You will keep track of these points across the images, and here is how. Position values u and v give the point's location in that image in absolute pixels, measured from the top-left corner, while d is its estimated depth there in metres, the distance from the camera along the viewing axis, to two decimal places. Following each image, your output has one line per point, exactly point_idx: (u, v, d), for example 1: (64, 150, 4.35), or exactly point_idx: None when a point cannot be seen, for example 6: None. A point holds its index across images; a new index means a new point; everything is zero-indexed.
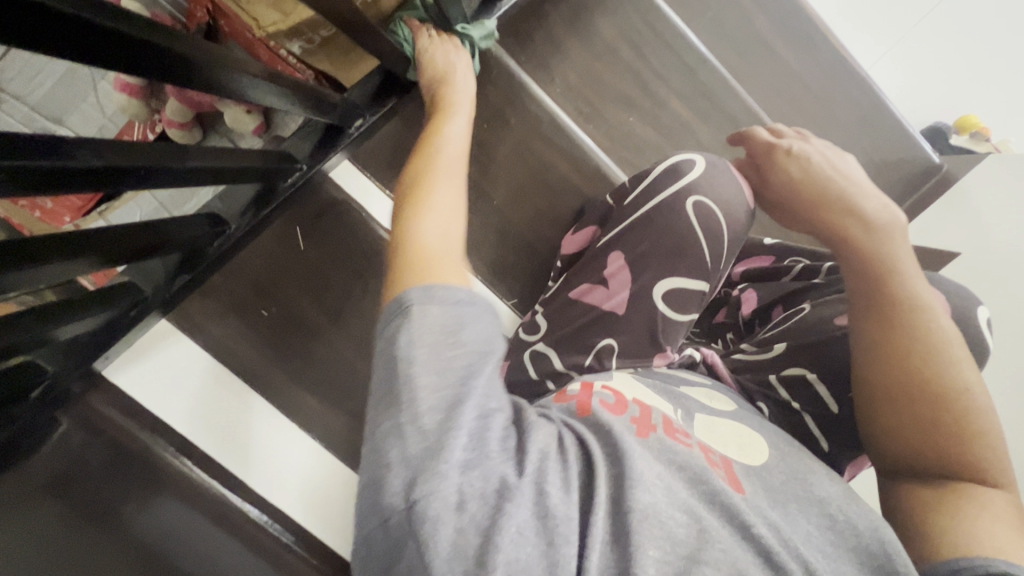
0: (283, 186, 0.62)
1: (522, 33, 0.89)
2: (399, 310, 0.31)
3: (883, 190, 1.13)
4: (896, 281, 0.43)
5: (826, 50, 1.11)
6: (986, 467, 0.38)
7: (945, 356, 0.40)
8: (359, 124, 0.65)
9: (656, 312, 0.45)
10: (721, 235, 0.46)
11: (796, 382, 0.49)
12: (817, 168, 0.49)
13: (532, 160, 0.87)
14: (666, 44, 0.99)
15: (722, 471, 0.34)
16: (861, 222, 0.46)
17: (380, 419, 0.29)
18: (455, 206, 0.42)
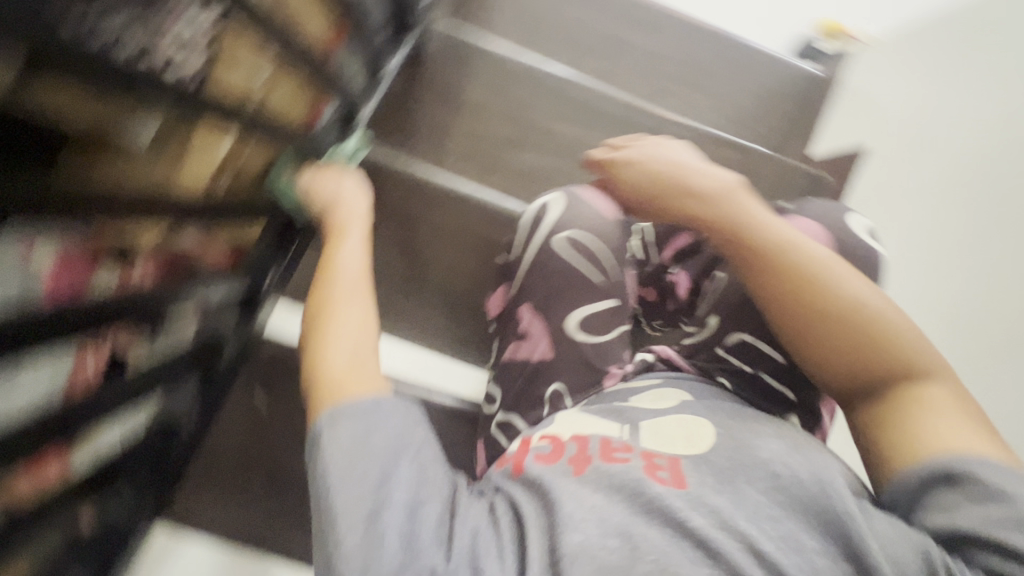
0: (222, 363, 0.65)
1: (404, 134, 0.99)
2: (324, 435, 0.38)
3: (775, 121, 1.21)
4: (757, 233, 0.46)
5: (671, 28, 1.22)
6: (912, 359, 0.42)
7: (815, 286, 0.43)
8: (270, 278, 0.70)
9: (576, 344, 0.50)
10: (601, 253, 0.52)
11: (740, 348, 0.52)
12: (645, 163, 0.53)
13: (452, 231, 0.90)
14: (532, 81, 1.06)
15: (666, 473, 0.39)
16: (697, 198, 0.49)
17: (325, 534, 0.35)
18: (360, 323, 0.50)
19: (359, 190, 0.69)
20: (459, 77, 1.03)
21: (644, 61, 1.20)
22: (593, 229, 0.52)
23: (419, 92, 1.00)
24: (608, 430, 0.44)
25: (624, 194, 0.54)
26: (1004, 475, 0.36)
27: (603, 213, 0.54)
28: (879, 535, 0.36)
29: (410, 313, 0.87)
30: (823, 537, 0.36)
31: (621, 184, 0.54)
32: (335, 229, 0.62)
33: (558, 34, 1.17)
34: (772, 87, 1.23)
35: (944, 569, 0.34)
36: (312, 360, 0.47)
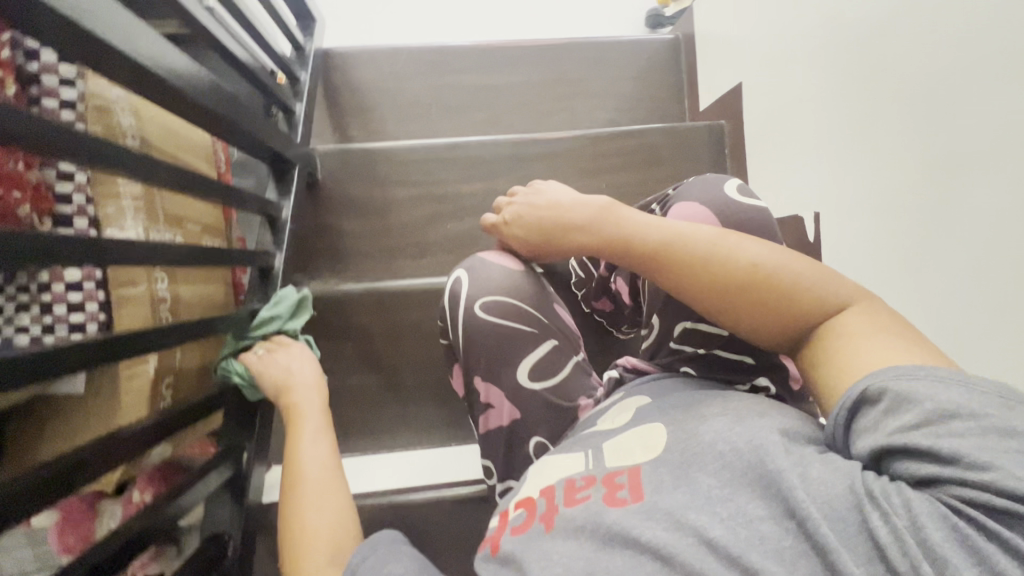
0: (229, 559, 0.65)
1: (338, 256, 1.06)
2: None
3: (655, 94, 1.30)
4: (640, 239, 0.53)
5: (532, 51, 1.28)
6: (822, 297, 0.45)
7: (674, 257, 0.51)
8: (247, 454, 0.70)
9: (534, 395, 0.61)
10: (518, 306, 0.62)
11: (686, 336, 0.58)
12: (524, 216, 0.63)
13: (404, 329, 0.90)
14: (423, 160, 1.09)
15: (626, 489, 0.42)
16: (583, 229, 0.58)
17: None
18: (326, 510, 0.56)
19: (307, 359, 0.70)
20: (362, 184, 1.08)
21: (522, 92, 1.28)
22: (500, 290, 0.62)
23: (334, 212, 1.07)
24: (576, 465, 0.49)
25: (529, 244, 0.63)
26: (909, 380, 0.36)
27: (504, 272, 0.63)
28: (808, 482, 0.36)
29: (405, 419, 0.89)
30: (767, 503, 0.36)
31: (522, 237, 0.63)
32: (297, 415, 0.64)
33: (436, 102, 1.25)
34: (644, 68, 1.30)
35: (868, 493, 0.35)
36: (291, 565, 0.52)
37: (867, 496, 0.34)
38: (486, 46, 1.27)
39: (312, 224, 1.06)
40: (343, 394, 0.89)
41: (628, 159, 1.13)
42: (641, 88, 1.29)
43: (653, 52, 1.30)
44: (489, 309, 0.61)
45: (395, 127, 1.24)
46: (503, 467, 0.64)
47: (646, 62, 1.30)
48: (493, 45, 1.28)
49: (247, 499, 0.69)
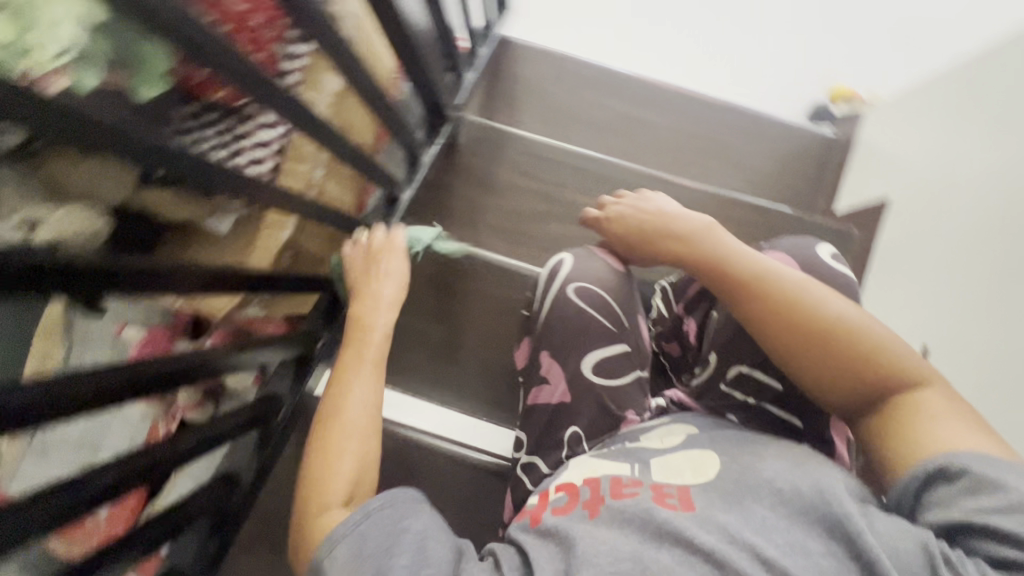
0: (277, 421, 0.72)
1: (443, 210, 1.12)
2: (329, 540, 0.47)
3: (797, 180, 1.27)
4: (733, 264, 0.61)
5: (688, 101, 1.33)
6: (898, 371, 0.53)
7: (761, 288, 0.58)
8: (323, 342, 0.79)
9: (591, 385, 0.64)
10: (607, 301, 0.67)
11: (739, 379, 0.63)
12: (629, 218, 0.71)
13: (486, 301, 0.95)
14: (552, 160, 1.16)
15: (675, 499, 0.48)
16: (681, 239, 0.66)
17: None
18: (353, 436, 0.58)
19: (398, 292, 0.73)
20: (494, 161, 1.15)
21: (665, 133, 1.31)
22: (597, 282, 0.67)
23: (454, 173, 1.14)
24: (622, 468, 0.54)
25: (625, 241, 0.72)
26: (990, 467, 0.43)
27: (605, 267, 0.69)
28: (881, 536, 0.42)
29: (445, 379, 0.91)
30: (832, 542, 0.43)
31: (618, 235, 0.72)
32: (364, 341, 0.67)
33: (580, 111, 1.31)
34: (786, 152, 1.29)
35: (943, 557, 0.40)
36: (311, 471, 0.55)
37: (941, 558, 0.40)
38: (642, 82, 1.34)
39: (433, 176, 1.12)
40: (402, 333, 0.93)
41: (743, 224, 1.12)
42: (783, 169, 1.28)
43: (808, 140, 1.30)
44: (581, 293, 0.67)
45: (533, 118, 1.30)
46: (535, 442, 0.67)
47: (797, 147, 1.29)
48: (654, 84, 1.34)
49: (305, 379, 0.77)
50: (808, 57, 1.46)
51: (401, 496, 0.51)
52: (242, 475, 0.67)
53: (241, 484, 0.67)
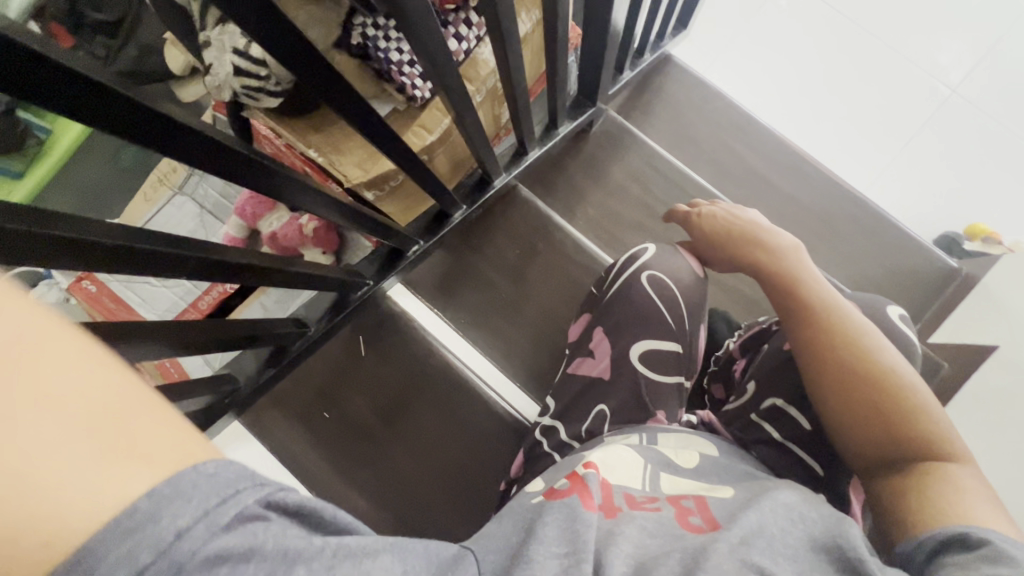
0: (354, 297, 0.80)
1: (550, 182, 1.15)
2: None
3: (898, 293, 1.23)
4: (809, 292, 0.62)
5: (818, 176, 1.30)
6: (944, 446, 0.51)
7: (821, 316, 0.60)
8: (416, 249, 0.84)
9: (633, 371, 0.66)
10: (676, 302, 0.69)
11: (772, 411, 0.64)
12: (721, 219, 0.74)
13: (560, 274, 0.96)
14: (670, 181, 1.17)
15: (699, 518, 0.49)
16: (767, 253, 0.68)
17: None
18: (51, 407, 0.23)
19: None
20: (613, 157, 1.17)
21: (784, 198, 1.28)
22: (672, 279, 0.70)
23: (573, 154, 1.17)
24: (635, 479, 0.54)
25: (709, 238, 0.74)
26: (1014, 546, 0.41)
27: (689, 268, 0.71)
28: None
29: (492, 327, 0.94)
30: None
31: (704, 232, 0.74)
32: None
33: (710, 147, 1.31)
34: (901, 266, 1.24)
35: None
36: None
37: None
38: (784, 145, 1.32)
39: (554, 153, 1.15)
40: (472, 272, 0.96)
41: None
42: (887, 278, 1.23)
43: (926, 260, 1.24)
44: (653, 284, 0.69)
45: (663, 136, 1.31)
46: (561, 408, 0.70)
47: (911, 264, 1.24)
48: (790, 147, 1.32)
49: (391, 272, 0.84)
50: (960, 183, 1.39)
51: (241, 484, 0.27)
52: (310, 325, 0.78)
53: (308, 333, 0.78)
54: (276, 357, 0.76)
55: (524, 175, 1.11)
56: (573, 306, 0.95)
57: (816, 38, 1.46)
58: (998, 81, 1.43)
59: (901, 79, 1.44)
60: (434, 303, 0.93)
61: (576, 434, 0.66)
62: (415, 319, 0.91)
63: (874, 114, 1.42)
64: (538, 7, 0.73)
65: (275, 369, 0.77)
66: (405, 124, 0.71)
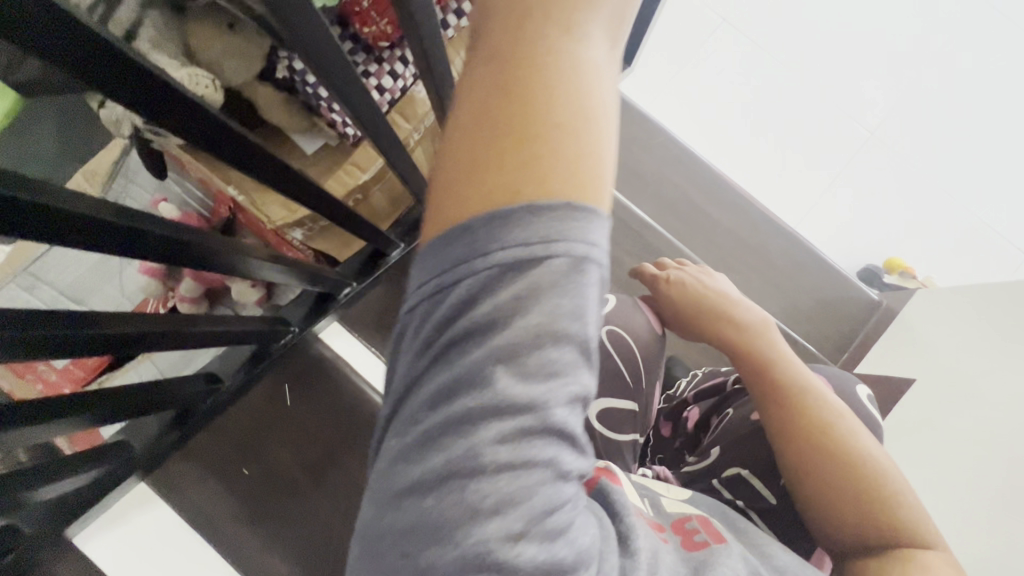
0: (275, 346, 0.77)
1: None
2: (473, 244, 0.28)
3: (828, 325, 1.29)
4: (778, 370, 0.57)
5: (753, 211, 1.35)
6: (920, 533, 0.48)
7: (797, 399, 0.54)
8: (348, 290, 0.80)
9: (592, 430, 0.62)
10: (636, 357, 0.66)
11: (733, 481, 0.62)
12: (691, 287, 0.66)
13: None
14: None
15: (707, 535, 0.49)
16: (734, 325, 0.62)
17: (494, 260, 0.28)
18: (613, 103, 0.32)
19: None
20: None
21: (720, 231, 1.33)
22: (631, 332, 0.66)
23: None
24: (637, 501, 0.52)
25: (670, 306, 0.67)
26: None
27: (648, 325, 0.68)
28: None
29: None
30: None
31: (669, 296, 0.67)
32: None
33: (652, 178, 1.34)
34: (829, 299, 1.31)
35: None
36: (533, 149, 0.29)
37: None
38: (722, 180, 1.36)
39: None
40: None
41: None
42: (819, 311, 1.30)
43: (854, 293, 1.32)
44: (614, 337, 0.65)
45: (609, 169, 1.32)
46: None
47: (840, 298, 1.31)
48: (727, 184, 1.37)
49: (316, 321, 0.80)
50: (878, 219, 1.48)
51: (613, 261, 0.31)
52: (224, 380, 0.75)
53: (220, 388, 0.75)
54: (181, 419, 0.73)
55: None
56: None
57: (749, 79, 1.53)
58: (909, 125, 1.55)
59: (828, 120, 1.53)
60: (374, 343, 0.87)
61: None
62: (350, 362, 0.85)
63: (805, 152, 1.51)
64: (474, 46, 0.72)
65: (178, 430, 0.74)
66: (335, 162, 0.67)
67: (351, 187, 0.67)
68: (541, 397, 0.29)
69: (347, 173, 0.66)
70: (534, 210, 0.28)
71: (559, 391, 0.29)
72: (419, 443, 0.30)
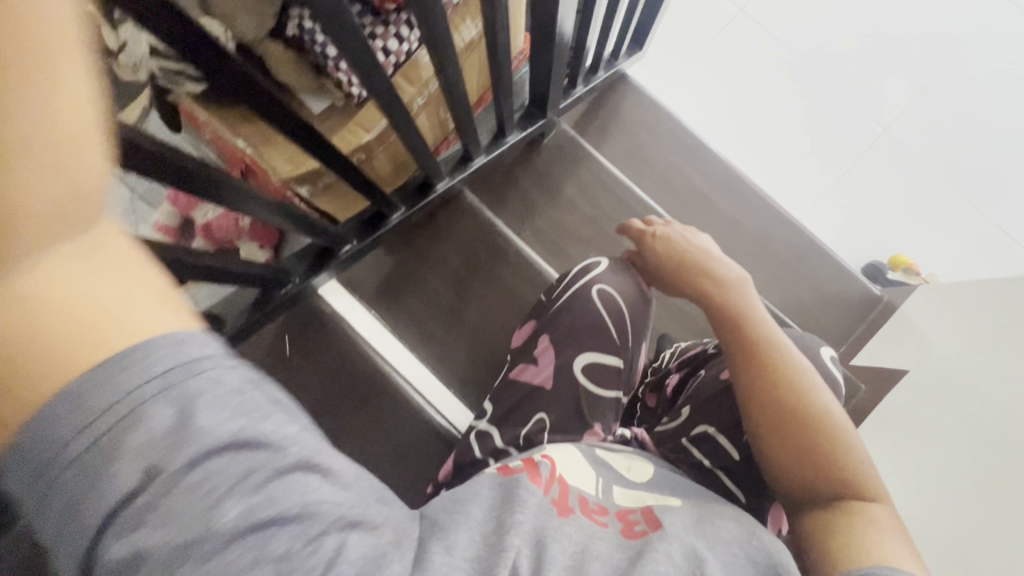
0: (277, 293, 0.80)
1: (499, 193, 1.15)
2: (67, 433, 0.27)
3: (827, 318, 1.30)
4: (751, 326, 0.58)
5: (759, 201, 1.35)
6: (868, 485, 0.50)
7: (765, 354, 0.56)
8: (348, 248, 0.84)
9: (575, 382, 0.64)
10: (624, 314, 0.68)
11: (701, 438, 0.64)
12: (675, 243, 0.68)
13: (501, 287, 0.96)
14: (618, 197, 1.19)
15: (644, 520, 0.50)
16: (714, 281, 0.64)
17: (98, 435, 0.27)
18: (127, 273, 0.30)
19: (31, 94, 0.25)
20: (564, 172, 1.18)
21: (724, 220, 1.33)
22: (621, 292, 0.69)
23: (524, 165, 1.17)
24: (588, 485, 0.53)
25: (654, 261, 0.69)
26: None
27: (634, 285, 0.71)
28: None
29: (429, 336, 0.93)
30: None
31: (654, 251, 0.69)
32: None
33: (658, 165, 1.35)
34: (828, 292, 1.31)
35: None
36: (34, 367, 0.27)
37: None
38: (727, 168, 1.37)
39: (504, 162, 1.15)
40: (414, 282, 0.94)
41: None
42: (818, 304, 1.30)
43: (856, 287, 1.32)
44: (603, 295, 0.68)
45: (615, 153, 1.33)
46: (497, 414, 0.66)
47: (841, 292, 1.31)
48: (734, 173, 1.36)
49: (314, 277, 0.83)
50: (886, 217, 1.47)
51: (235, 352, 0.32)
52: (227, 321, 0.77)
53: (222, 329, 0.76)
54: None
55: (471, 183, 1.11)
56: (514, 317, 0.94)
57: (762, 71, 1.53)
58: (925, 124, 1.53)
59: (839, 114, 1.52)
60: (372, 308, 0.92)
61: (513, 441, 0.62)
62: (350, 323, 0.89)
63: (815, 146, 1.50)
64: (481, 19, 0.74)
65: None
66: (338, 121, 0.69)
67: (356, 146, 0.70)
68: (202, 525, 0.28)
69: (359, 129, 0.69)
70: (127, 360, 0.28)
71: (218, 502, 0.29)
72: None
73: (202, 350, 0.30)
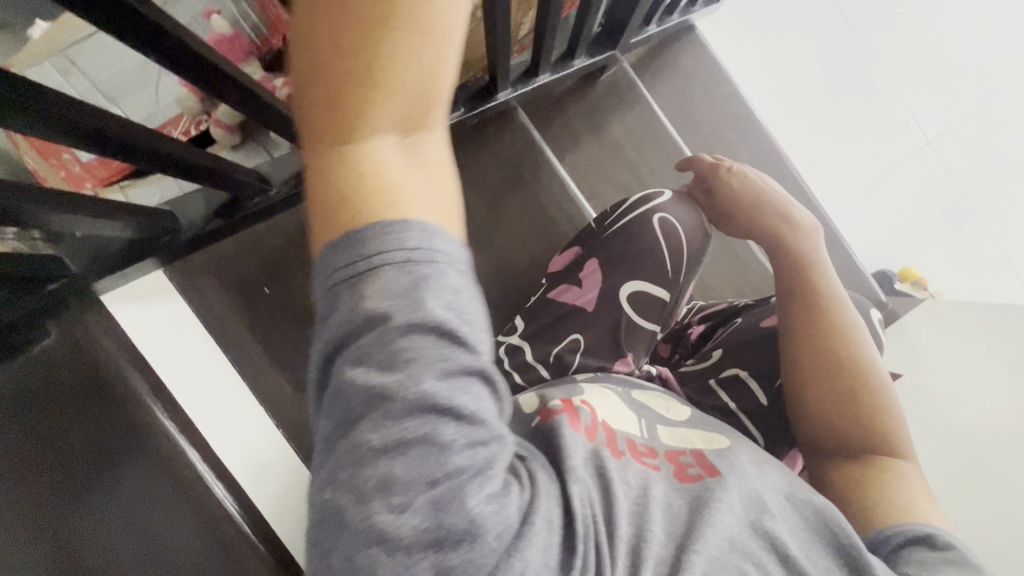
0: None
1: (546, 118, 1.10)
2: (353, 250, 0.32)
3: None
4: (818, 276, 0.62)
5: (792, 187, 1.33)
6: (900, 443, 0.55)
7: (819, 306, 0.60)
8: None
9: (621, 310, 0.64)
10: (682, 245, 0.67)
11: (730, 381, 0.66)
12: (749, 179, 0.69)
13: (539, 210, 0.94)
14: (663, 148, 1.16)
15: (696, 461, 0.49)
16: (789, 224, 0.66)
17: (358, 271, 0.31)
18: (430, 174, 0.34)
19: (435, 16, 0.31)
20: (614, 110, 1.14)
21: None
22: (682, 223, 0.68)
23: (576, 95, 1.12)
24: (632, 426, 0.51)
25: (724, 197, 0.70)
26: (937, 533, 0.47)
27: (694, 220, 0.69)
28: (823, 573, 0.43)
29: None
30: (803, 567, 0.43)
31: (726, 187, 0.69)
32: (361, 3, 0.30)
33: (704, 128, 1.31)
34: None
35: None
36: (345, 199, 0.33)
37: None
38: (773, 146, 1.33)
39: (556, 88, 1.10)
40: None
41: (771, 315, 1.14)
42: None
43: (864, 289, 1.33)
44: (664, 224, 0.67)
45: (664, 106, 1.28)
46: (532, 330, 0.66)
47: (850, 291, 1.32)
48: (776, 152, 1.33)
49: None
50: (907, 228, 1.48)
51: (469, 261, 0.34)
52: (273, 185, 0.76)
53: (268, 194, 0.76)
54: (227, 209, 0.74)
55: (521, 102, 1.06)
56: (548, 245, 0.93)
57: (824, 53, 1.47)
58: (968, 141, 1.51)
59: (889, 116, 1.49)
60: None
61: (544, 358, 0.63)
62: None
63: (856, 142, 1.47)
64: None
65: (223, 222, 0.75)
66: None
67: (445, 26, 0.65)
68: (395, 388, 0.31)
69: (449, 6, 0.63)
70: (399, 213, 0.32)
71: (417, 379, 0.31)
72: (328, 442, 0.33)
73: (442, 241, 0.33)
